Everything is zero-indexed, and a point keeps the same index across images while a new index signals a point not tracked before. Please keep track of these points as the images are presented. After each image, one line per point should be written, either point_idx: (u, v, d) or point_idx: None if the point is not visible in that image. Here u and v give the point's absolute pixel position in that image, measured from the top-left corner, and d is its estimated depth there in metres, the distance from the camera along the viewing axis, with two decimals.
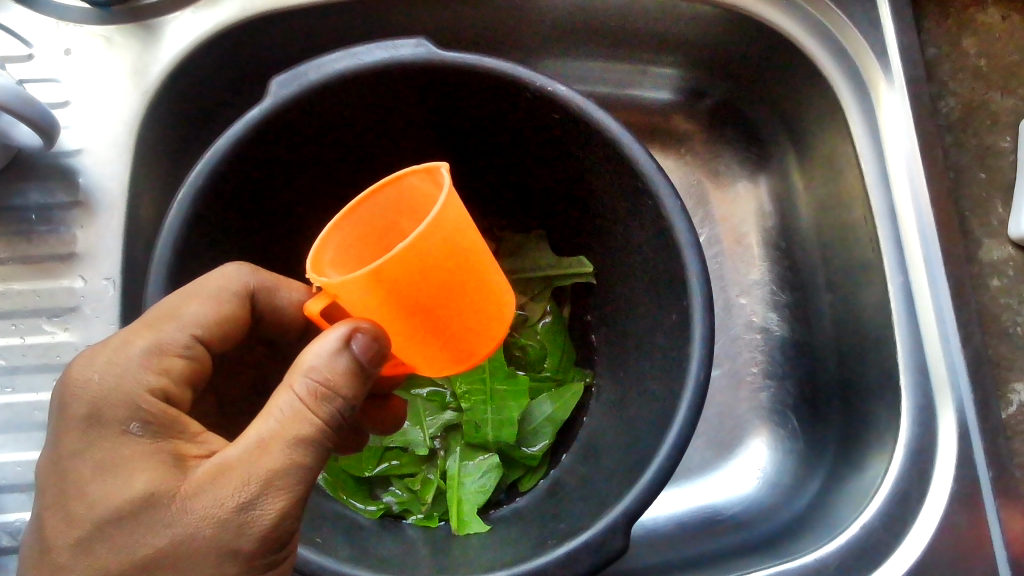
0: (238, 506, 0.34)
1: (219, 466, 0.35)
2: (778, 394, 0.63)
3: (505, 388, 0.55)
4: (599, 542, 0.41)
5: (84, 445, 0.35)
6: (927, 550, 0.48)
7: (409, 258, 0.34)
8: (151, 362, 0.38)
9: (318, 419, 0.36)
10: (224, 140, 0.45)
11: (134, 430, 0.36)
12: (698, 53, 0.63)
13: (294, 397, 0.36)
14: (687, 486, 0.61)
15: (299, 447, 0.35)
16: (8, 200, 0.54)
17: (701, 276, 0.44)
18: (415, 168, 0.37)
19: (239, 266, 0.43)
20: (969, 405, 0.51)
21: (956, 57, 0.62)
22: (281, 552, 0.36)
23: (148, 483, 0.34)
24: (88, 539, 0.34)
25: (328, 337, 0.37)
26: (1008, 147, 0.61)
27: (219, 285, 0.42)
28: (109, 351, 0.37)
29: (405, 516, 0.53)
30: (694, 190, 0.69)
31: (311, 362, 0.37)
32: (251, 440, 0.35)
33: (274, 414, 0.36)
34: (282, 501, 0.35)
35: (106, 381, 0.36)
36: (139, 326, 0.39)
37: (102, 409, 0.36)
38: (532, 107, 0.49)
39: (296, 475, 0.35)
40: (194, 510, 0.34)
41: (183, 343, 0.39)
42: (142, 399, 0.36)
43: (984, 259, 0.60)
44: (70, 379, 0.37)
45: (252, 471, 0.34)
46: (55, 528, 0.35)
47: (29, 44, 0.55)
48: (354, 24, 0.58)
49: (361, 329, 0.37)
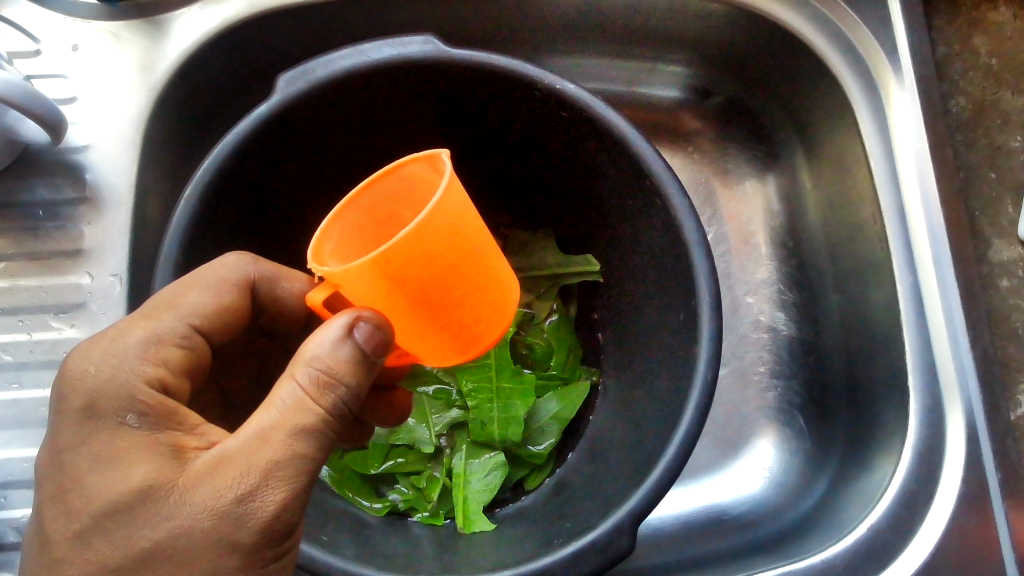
0: (238, 497, 0.34)
1: (219, 457, 0.34)
2: (785, 394, 0.63)
3: (511, 386, 0.54)
4: (604, 542, 0.41)
5: (82, 437, 0.35)
6: (934, 551, 0.47)
7: (411, 245, 0.34)
8: (148, 352, 0.38)
9: (320, 409, 0.36)
10: (230, 137, 0.45)
11: (131, 421, 0.36)
12: (706, 51, 0.63)
13: (296, 386, 0.36)
14: (692, 486, 0.61)
15: (300, 437, 0.35)
16: (15, 196, 0.54)
17: (708, 273, 0.44)
18: (416, 156, 0.37)
19: (239, 257, 0.43)
20: (978, 405, 0.50)
21: (967, 56, 0.61)
22: (284, 544, 0.36)
23: (146, 475, 0.34)
24: (87, 532, 0.34)
25: (330, 327, 0.36)
26: (1018, 147, 0.60)
27: (219, 275, 0.42)
28: (107, 342, 0.37)
29: (411, 514, 0.53)
30: (702, 189, 0.68)
31: (314, 352, 0.36)
32: (252, 430, 0.35)
33: (276, 404, 0.36)
34: (282, 493, 0.34)
35: (103, 373, 0.36)
36: (137, 317, 0.39)
37: (100, 401, 0.36)
38: (540, 104, 0.49)
39: (298, 465, 0.35)
40: (193, 501, 0.34)
41: (182, 333, 0.39)
42: (140, 390, 0.36)
43: (993, 259, 0.60)
44: (67, 370, 0.37)
45: (252, 461, 0.34)
46: (54, 521, 0.35)
47: (36, 39, 0.55)
48: (362, 20, 0.58)
49: (364, 318, 0.36)
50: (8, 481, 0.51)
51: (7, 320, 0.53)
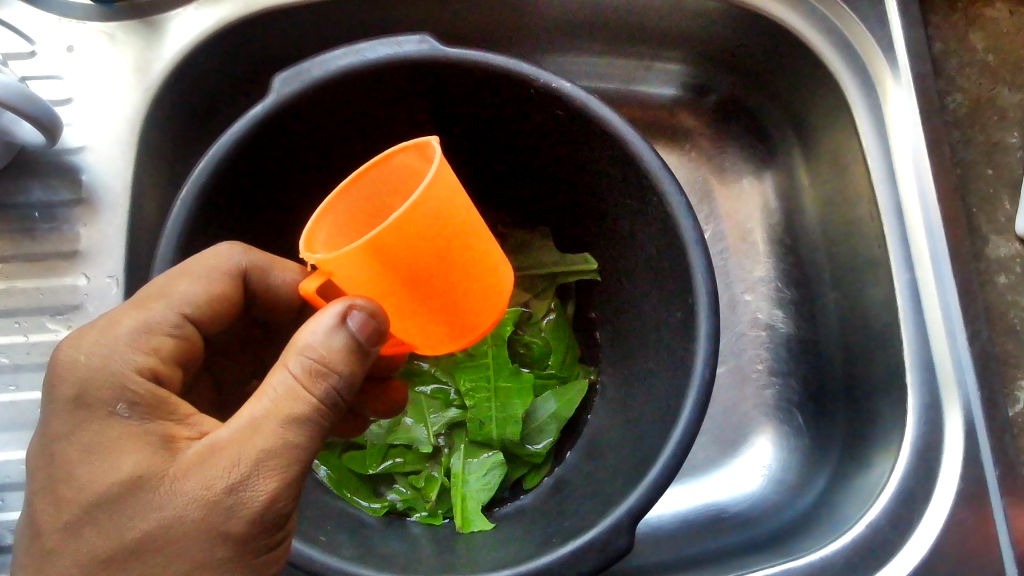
0: (228, 487, 0.34)
1: (209, 447, 0.34)
2: (784, 391, 0.63)
3: (509, 385, 0.54)
4: (603, 541, 0.41)
5: (72, 427, 0.35)
6: (934, 549, 0.47)
7: (402, 229, 0.34)
8: (139, 341, 0.37)
9: (313, 398, 0.35)
10: (227, 137, 0.45)
11: (121, 411, 0.36)
12: (704, 49, 0.63)
13: (288, 375, 0.36)
14: (691, 483, 0.61)
15: (292, 427, 0.35)
16: (11, 198, 0.54)
17: (705, 271, 0.44)
18: (405, 145, 0.37)
19: (230, 246, 0.43)
20: (976, 402, 0.50)
21: (963, 51, 0.61)
22: (276, 533, 0.36)
23: (136, 465, 0.34)
24: (77, 523, 0.34)
25: (323, 315, 0.36)
26: (1015, 143, 0.60)
27: (212, 264, 0.41)
28: (97, 332, 0.37)
29: (409, 514, 0.53)
30: (699, 187, 0.68)
31: (307, 341, 0.36)
32: (243, 419, 0.35)
33: (268, 393, 0.35)
34: (274, 482, 0.34)
35: (93, 363, 0.36)
36: (127, 307, 0.39)
37: (90, 391, 0.36)
38: (537, 104, 0.49)
39: (291, 455, 0.35)
40: (183, 491, 0.34)
41: (173, 322, 0.39)
42: (130, 380, 0.36)
43: (991, 256, 0.59)
44: (58, 361, 0.36)
45: (243, 451, 0.34)
46: (45, 512, 0.35)
47: (31, 41, 0.55)
48: (358, 20, 0.58)
49: (357, 307, 0.36)
50: (6, 484, 0.51)
51: (3, 323, 0.53)
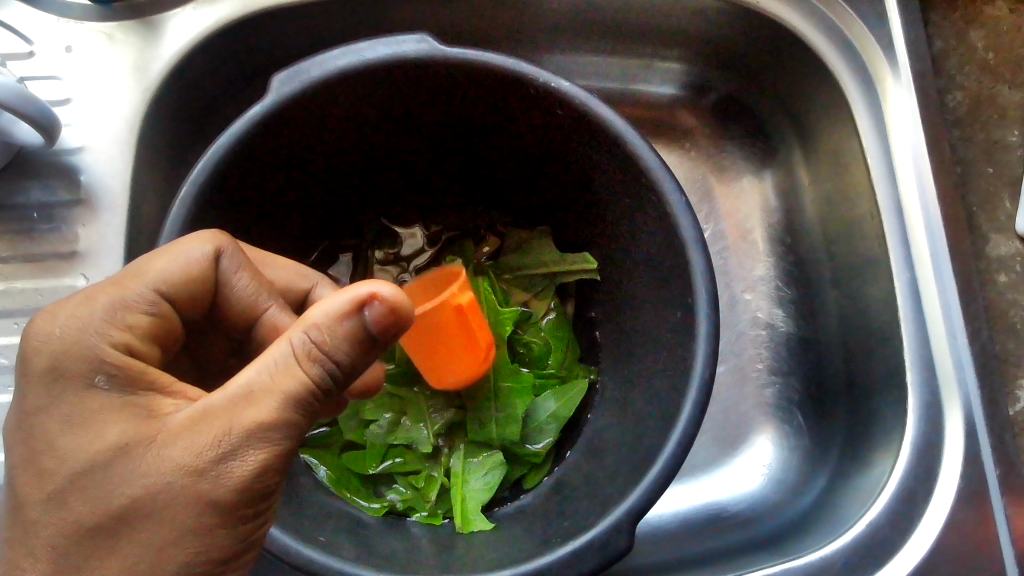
0: (217, 455, 0.33)
1: (202, 412, 0.34)
2: (784, 390, 0.62)
3: (509, 386, 0.55)
4: (603, 541, 0.41)
5: (50, 399, 0.35)
6: (934, 549, 0.47)
7: None
8: (115, 317, 0.37)
9: (313, 376, 0.35)
10: (227, 137, 0.45)
11: (100, 384, 0.36)
12: (703, 48, 0.63)
13: (291, 348, 0.35)
14: (692, 483, 0.60)
15: (288, 401, 0.35)
16: (10, 199, 0.54)
17: (704, 271, 0.44)
18: None
19: (213, 232, 0.42)
20: (976, 401, 0.50)
21: (963, 50, 0.61)
22: (259, 504, 0.36)
23: (118, 437, 0.34)
24: (59, 493, 0.34)
25: (341, 297, 0.36)
26: (1015, 141, 0.60)
27: (193, 245, 0.41)
28: (72, 306, 0.37)
29: (409, 514, 0.53)
30: (698, 185, 0.68)
31: (317, 318, 0.35)
32: (239, 386, 0.35)
33: (268, 363, 0.35)
34: (263, 454, 0.34)
35: (67, 335, 0.36)
36: (104, 283, 0.39)
37: (66, 363, 0.36)
38: (536, 102, 0.49)
39: (282, 428, 0.35)
40: (171, 456, 0.33)
41: (150, 300, 0.39)
42: (107, 353, 0.36)
43: (991, 254, 0.59)
44: (32, 334, 0.36)
45: (236, 420, 0.34)
46: (27, 483, 0.35)
47: (29, 41, 0.55)
48: (357, 19, 0.58)
49: (380, 297, 0.35)
50: None
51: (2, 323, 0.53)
